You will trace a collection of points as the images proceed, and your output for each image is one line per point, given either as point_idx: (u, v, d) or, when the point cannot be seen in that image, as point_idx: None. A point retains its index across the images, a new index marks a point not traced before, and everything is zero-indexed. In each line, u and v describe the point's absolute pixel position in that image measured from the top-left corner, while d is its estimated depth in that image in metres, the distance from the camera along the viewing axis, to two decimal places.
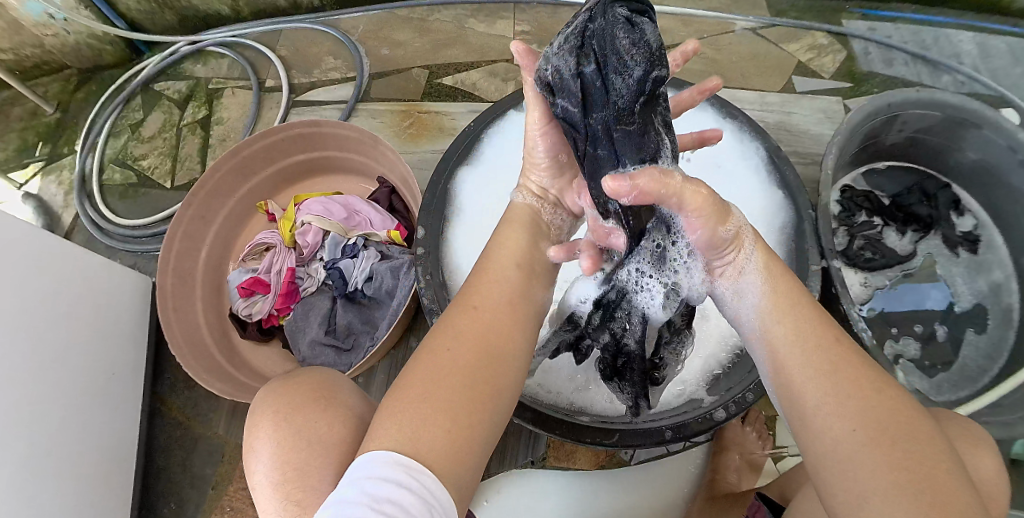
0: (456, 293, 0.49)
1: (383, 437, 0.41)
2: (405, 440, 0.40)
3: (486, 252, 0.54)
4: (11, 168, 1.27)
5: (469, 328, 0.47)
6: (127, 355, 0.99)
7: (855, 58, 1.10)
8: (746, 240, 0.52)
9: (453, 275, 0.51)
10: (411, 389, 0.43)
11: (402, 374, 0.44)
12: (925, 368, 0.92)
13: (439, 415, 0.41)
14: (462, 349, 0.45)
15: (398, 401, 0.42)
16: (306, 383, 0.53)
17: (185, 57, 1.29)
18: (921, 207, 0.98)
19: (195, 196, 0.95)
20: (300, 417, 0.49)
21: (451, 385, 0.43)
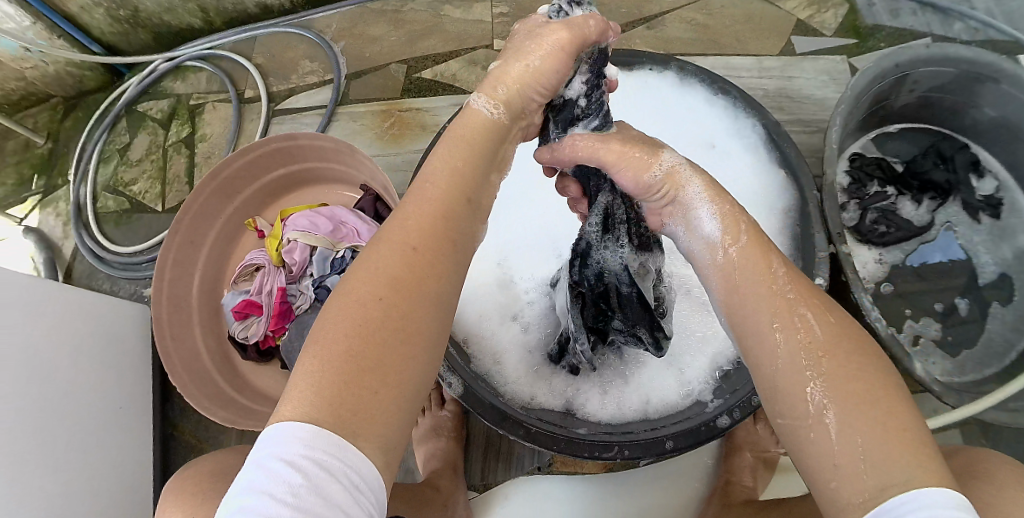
0: (411, 233, 0.42)
1: (296, 386, 0.37)
2: (315, 397, 0.36)
3: (444, 182, 0.46)
4: (10, 203, 1.28)
5: (395, 255, 0.41)
6: (134, 388, 1.00)
7: (858, 10, 1.02)
8: (683, 179, 0.51)
9: (421, 205, 0.44)
10: (329, 329, 0.38)
11: (328, 314, 0.39)
12: (947, 346, 0.87)
13: (347, 359, 0.37)
14: (407, 293, 0.40)
15: (316, 348, 0.38)
16: (201, 469, 0.59)
17: (164, 75, 1.27)
18: (938, 172, 0.93)
19: (181, 221, 0.93)
20: (181, 509, 0.55)
21: (369, 327, 0.38)
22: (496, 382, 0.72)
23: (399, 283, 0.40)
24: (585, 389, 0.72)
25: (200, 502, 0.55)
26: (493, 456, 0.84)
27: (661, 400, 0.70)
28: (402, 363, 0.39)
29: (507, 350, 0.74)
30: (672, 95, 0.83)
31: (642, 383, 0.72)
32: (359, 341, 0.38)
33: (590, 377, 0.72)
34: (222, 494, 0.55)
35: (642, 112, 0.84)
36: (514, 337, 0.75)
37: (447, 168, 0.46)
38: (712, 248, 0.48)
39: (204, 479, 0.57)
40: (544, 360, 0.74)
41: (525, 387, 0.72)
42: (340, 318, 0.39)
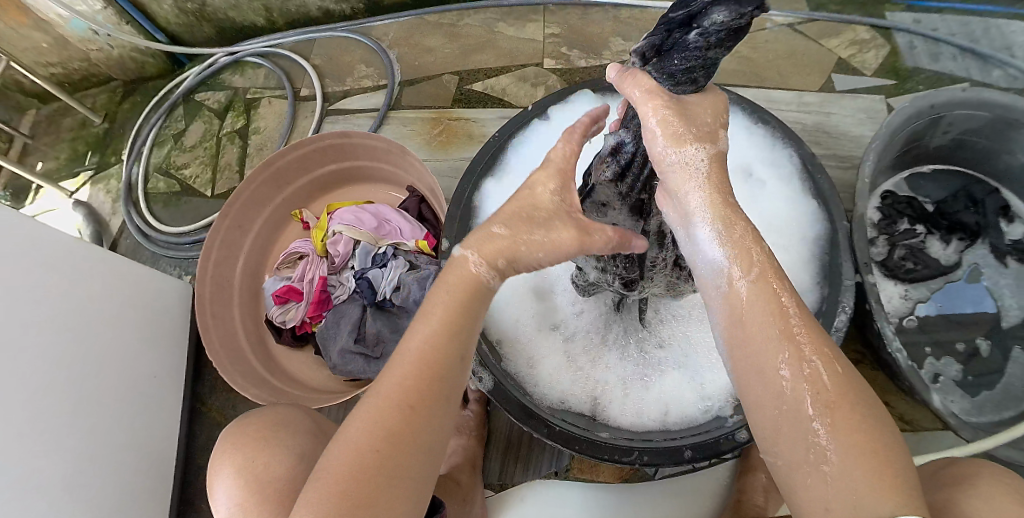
0: (432, 336, 0.46)
1: (316, 485, 0.44)
2: (328, 502, 0.42)
3: (470, 289, 0.48)
4: (63, 176, 1.35)
5: (390, 413, 0.44)
6: (167, 360, 1.05)
7: (899, 53, 1.05)
8: (692, 175, 0.49)
9: (449, 306, 0.47)
10: (328, 473, 0.43)
11: (354, 415, 0.45)
12: (968, 387, 0.88)
13: (360, 467, 0.43)
14: (416, 400, 0.45)
15: (342, 447, 0.44)
16: (258, 420, 0.62)
17: (223, 68, 1.33)
18: (967, 214, 0.94)
19: (232, 205, 0.98)
20: (246, 453, 0.59)
21: (385, 437, 0.43)
22: (526, 383, 0.74)
23: (390, 440, 0.43)
24: (610, 396, 0.74)
25: (264, 449, 0.59)
26: (512, 458, 0.86)
27: (683, 412, 0.72)
28: (392, 508, 0.43)
29: (540, 353, 0.77)
30: None
31: (665, 394, 0.73)
32: (373, 453, 0.43)
33: (615, 384, 0.75)
34: (283, 447, 0.59)
35: None
36: (546, 341, 0.78)
37: (445, 310, 0.47)
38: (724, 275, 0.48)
39: (266, 427, 0.61)
40: (574, 364, 0.76)
41: (556, 390, 0.74)
42: (336, 464, 0.43)
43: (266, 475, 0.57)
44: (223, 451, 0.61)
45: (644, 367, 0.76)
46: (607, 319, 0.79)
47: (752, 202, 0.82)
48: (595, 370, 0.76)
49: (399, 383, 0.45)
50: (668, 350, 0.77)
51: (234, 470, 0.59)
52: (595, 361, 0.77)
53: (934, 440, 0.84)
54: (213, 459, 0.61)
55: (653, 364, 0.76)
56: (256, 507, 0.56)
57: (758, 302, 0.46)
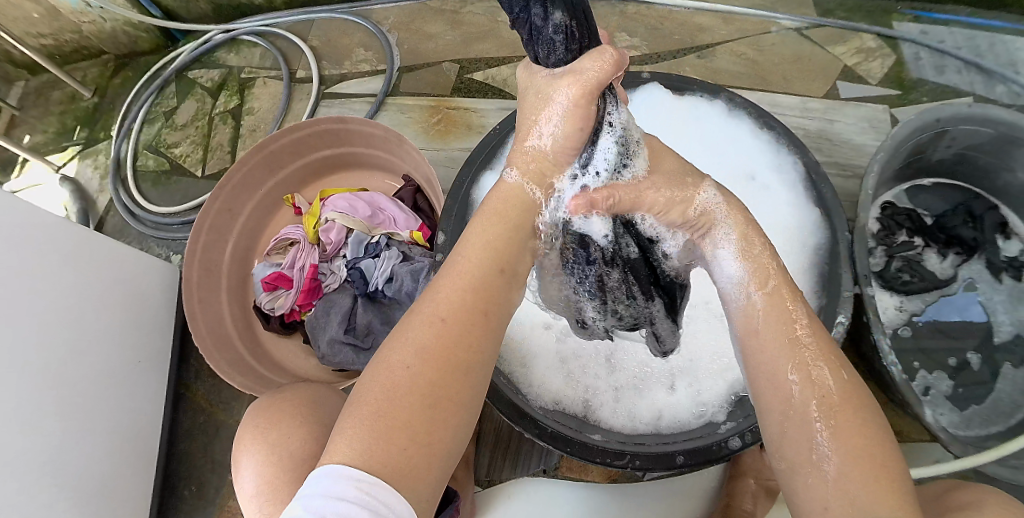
0: (486, 257, 0.49)
1: (357, 410, 0.43)
2: (371, 424, 0.41)
3: (514, 207, 0.53)
4: (50, 150, 1.32)
5: (433, 337, 0.45)
6: (152, 344, 1.03)
7: (904, 63, 1.04)
8: (716, 216, 0.55)
9: (491, 226, 0.52)
10: (369, 397, 0.43)
11: (397, 342, 0.45)
12: (957, 400, 0.88)
13: (403, 391, 0.42)
14: (468, 323, 0.46)
15: (383, 373, 0.44)
16: (292, 399, 0.62)
17: (219, 45, 1.30)
18: (965, 229, 0.94)
19: (222, 188, 0.96)
20: (280, 430, 0.58)
21: (434, 361, 0.44)
22: (520, 384, 0.73)
23: (434, 363, 0.44)
24: (603, 399, 0.73)
25: (298, 426, 0.58)
26: (500, 454, 0.85)
27: (676, 417, 0.71)
28: (435, 430, 0.42)
29: (534, 351, 0.76)
30: (719, 126, 0.85)
31: (659, 398, 0.73)
32: (421, 374, 0.43)
33: (610, 388, 0.74)
34: (319, 427, 0.59)
35: (684, 138, 0.86)
36: (541, 341, 0.77)
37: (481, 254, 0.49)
38: (741, 287, 0.51)
39: (299, 406, 0.61)
40: (568, 365, 0.75)
41: (550, 391, 0.73)
42: (373, 384, 0.43)
43: (302, 451, 0.56)
44: (252, 428, 0.60)
45: (641, 372, 0.75)
46: None
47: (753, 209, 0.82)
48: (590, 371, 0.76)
49: (443, 311, 0.46)
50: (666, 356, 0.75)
51: (264, 446, 0.57)
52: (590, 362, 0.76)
53: (922, 451, 0.85)
54: (241, 437, 0.61)
55: (651, 370, 0.74)
56: (286, 483, 0.54)
57: (773, 310, 0.49)
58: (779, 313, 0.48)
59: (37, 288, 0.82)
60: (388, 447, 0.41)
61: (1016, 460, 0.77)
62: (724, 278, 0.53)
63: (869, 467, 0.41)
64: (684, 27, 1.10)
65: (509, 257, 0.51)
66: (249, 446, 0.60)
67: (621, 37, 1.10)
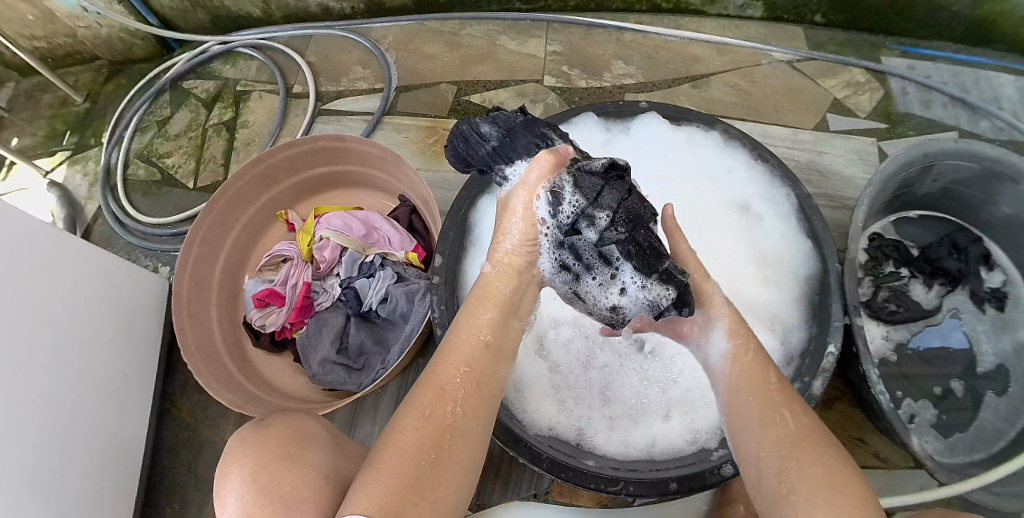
0: (475, 335, 0.58)
1: (375, 471, 0.48)
2: (388, 481, 0.47)
3: (500, 290, 0.62)
4: (38, 156, 1.30)
5: (443, 406, 0.52)
6: (139, 356, 1.01)
7: (892, 98, 1.07)
8: (716, 312, 0.65)
9: (479, 300, 0.61)
10: (386, 456, 0.49)
11: (405, 411, 0.52)
12: (941, 428, 0.90)
13: (412, 451, 0.49)
14: (464, 393, 0.54)
15: (394, 439, 0.50)
16: (279, 431, 0.61)
17: (215, 56, 1.30)
18: (950, 260, 0.97)
19: (216, 202, 0.95)
20: (269, 471, 0.57)
21: (436, 423, 0.51)
22: (514, 409, 0.73)
23: (439, 427, 0.51)
24: (597, 427, 0.73)
25: (290, 468, 0.57)
26: (490, 476, 0.86)
27: (670, 444, 0.71)
28: (439, 488, 0.48)
29: (529, 378, 0.76)
30: (713, 156, 0.87)
31: (654, 425, 0.73)
32: (426, 434, 0.50)
33: (604, 418, 0.74)
34: (310, 467, 0.58)
35: (681, 168, 0.87)
36: (536, 368, 0.77)
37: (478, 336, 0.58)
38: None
39: (287, 442, 0.60)
40: (562, 393, 0.76)
41: (544, 416, 0.73)
42: (388, 450, 0.49)
43: (293, 495, 0.55)
44: (239, 462, 0.58)
45: (637, 404, 0.75)
46: (592, 353, 0.79)
47: (746, 239, 0.83)
48: (584, 398, 0.76)
49: (447, 383, 0.54)
50: (662, 388, 0.76)
51: (251, 491, 0.56)
52: (584, 387, 0.77)
53: (907, 479, 0.86)
54: (225, 467, 0.58)
55: (647, 401, 0.75)
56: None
57: (746, 380, 0.58)
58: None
59: (21, 301, 0.81)
60: (398, 503, 0.46)
61: (1000, 487, 0.79)
62: (711, 355, 0.64)
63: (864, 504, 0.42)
64: (679, 56, 1.12)
65: (501, 342, 0.60)
66: (235, 479, 0.57)
67: (618, 63, 1.12)
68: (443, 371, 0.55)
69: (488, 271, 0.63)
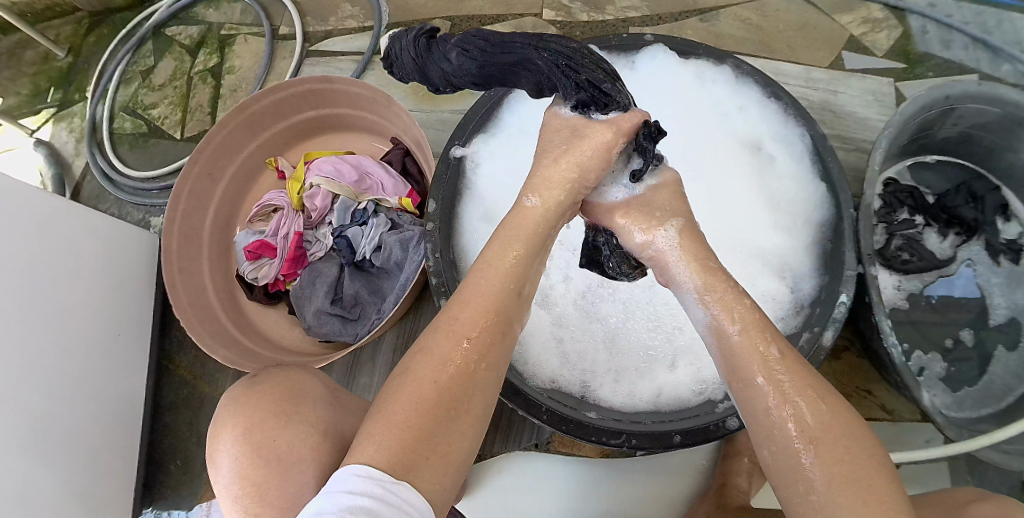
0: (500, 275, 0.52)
1: (385, 420, 0.44)
2: (401, 430, 0.44)
3: (529, 228, 0.54)
4: (22, 112, 1.26)
5: (455, 347, 0.48)
6: (133, 317, 0.99)
7: (911, 35, 1.00)
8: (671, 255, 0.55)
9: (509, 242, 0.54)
10: (392, 406, 0.45)
11: (423, 355, 0.48)
12: (950, 381, 0.87)
13: (424, 403, 0.45)
14: (486, 336, 0.49)
15: (407, 385, 0.46)
16: (272, 389, 0.58)
17: (198, 1, 1.23)
18: (966, 209, 0.92)
19: (202, 151, 0.91)
20: (263, 430, 0.55)
21: (456, 377, 0.47)
22: (514, 360, 0.71)
23: (452, 374, 0.47)
24: (602, 379, 0.71)
25: (286, 426, 0.55)
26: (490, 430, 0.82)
27: (675, 393, 0.69)
28: (451, 440, 0.45)
29: (529, 328, 0.73)
30: (723, 94, 0.82)
31: (659, 375, 0.71)
32: (443, 387, 0.46)
33: (610, 370, 0.71)
34: (306, 423, 0.55)
35: (688, 105, 0.83)
36: (536, 319, 0.74)
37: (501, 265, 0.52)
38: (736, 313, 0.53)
39: (280, 396, 0.57)
40: (564, 345, 0.73)
41: (546, 368, 0.71)
42: (400, 403, 0.45)
43: (290, 454, 0.53)
44: (232, 422, 0.56)
45: (644, 356, 0.72)
46: (596, 301, 0.76)
47: (758, 182, 0.79)
48: (587, 346, 0.73)
49: (469, 319, 0.50)
50: (670, 337, 0.73)
51: (244, 449, 0.54)
52: (587, 336, 0.74)
53: (916, 431, 0.84)
54: (218, 428, 0.57)
55: (655, 352, 0.72)
56: (278, 487, 0.53)
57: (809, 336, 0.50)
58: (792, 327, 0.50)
59: (5, 260, 0.78)
60: (409, 461, 0.42)
61: (1007, 444, 0.76)
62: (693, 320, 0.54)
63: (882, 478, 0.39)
64: None
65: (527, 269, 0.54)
66: (225, 441, 0.56)
67: None
68: (460, 309, 0.50)
69: (532, 202, 0.55)
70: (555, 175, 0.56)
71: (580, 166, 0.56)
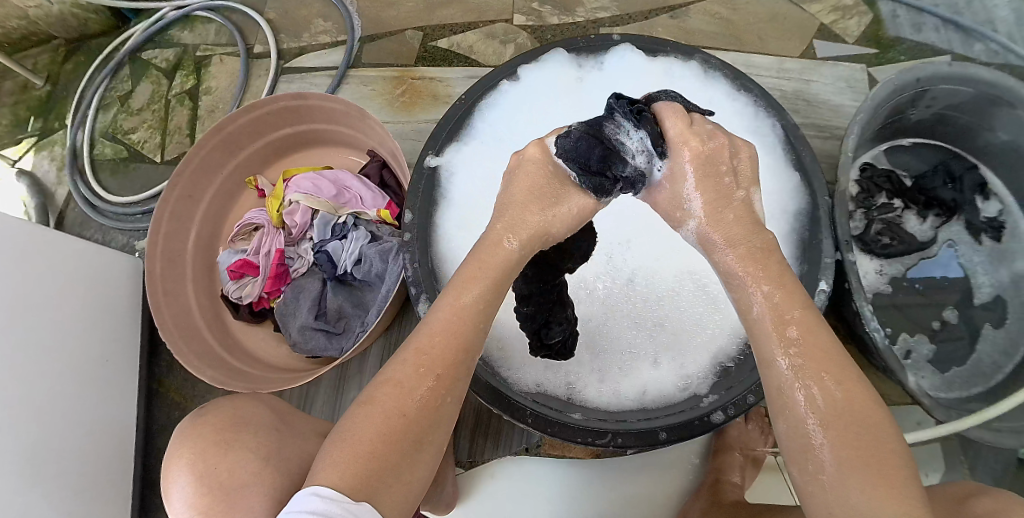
0: (467, 313, 0.50)
1: (351, 446, 0.44)
2: (366, 458, 0.44)
3: (496, 259, 0.53)
4: (4, 144, 1.25)
5: (421, 383, 0.47)
6: (120, 342, 0.98)
7: (882, 21, 1.01)
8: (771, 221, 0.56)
9: (472, 274, 0.52)
10: (359, 433, 0.45)
11: (381, 386, 0.47)
12: (938, 363, 0.88)
13: (386, 431, 0.45)
14: (448, 366, 0.48)
15: (373, 414, 0.46)
16: (216, 419, 0.58)
17: (172, 23, 1.23)
18: (945, 190, 0.92)
19: (180, 174, 0.92)
20: (206, 458, 0.54)
21: (426, 415, 0.46)
22: (497, 365, 0.70)
23: (422, 408, 0.46)
24: (587, 380, 0.71)
25: (224, 453, 0.55)
26: (481, 434, 0.82)
27: (660, 390, 0.69)
28: (407, 471, 0.45)
29: (509, 333, 0.72)
30: (692, 86, 0.80)
31: (642, 372, 0.71)
32: (411, 422, 0.45)
33: (593, 371, 0.71)
34: (247, 449, 0.56)
35: None
36: (518, 324, 0.73)
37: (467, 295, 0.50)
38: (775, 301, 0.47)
39: (222, 425, 0.57)
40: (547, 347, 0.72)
41: (530, 372, 0.71)
42: (362, 430, 0.45)
43: (230, 480, 0.53)
44: (178, 454, 0.56)
45: (627, 354, 0.72)
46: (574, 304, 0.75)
47: None
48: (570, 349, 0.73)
49: (423, 344, 0.49)
50: (652, 333, 0.73)
51: (186, 480, 0.54)
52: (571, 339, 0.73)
53: (905, 415, 0.85)
54: (167, 462, 0.56)
55: (637, 350, 0.72)
56: (220, 515, 0.52)
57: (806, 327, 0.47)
58: (790, 305, 0.47)
59: None
60: (371, 483, 0.43)
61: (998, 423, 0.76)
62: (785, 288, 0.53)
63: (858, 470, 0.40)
64: None
65: (490, 299, 0.51)
66: (170, 473, 0.56)
67: None
68: (429, 340, 0.48)
69: (512, 245, 0.53)
70: (523, 211, 0.55)
71: (555, 219, 0.56)
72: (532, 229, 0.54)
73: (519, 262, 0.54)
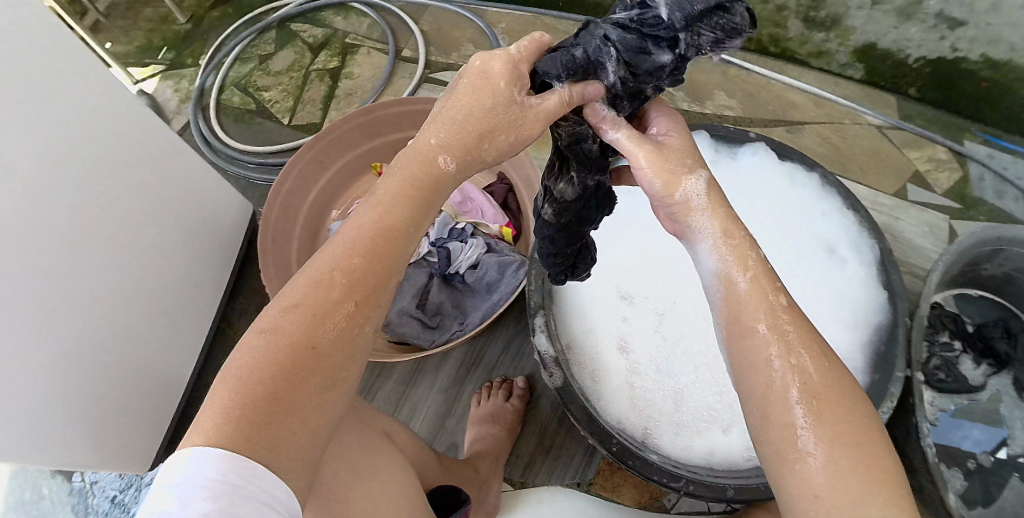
0: (371, 219, 0.46)
1: (242, 360, 0.40)
2: (253, 374, 0.40)
3: (420, 173, 0.49)
4: (132, 63, 1.35)
5: (306, 292, 0.43)
6: (210, 273, 1.03)
7: (969, 181, 1.10)
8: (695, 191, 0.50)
9: (403, 186, 0.48)
10: (248, 346, 0.41)
11: (289, 291, 0.44)
12: (967, 500, 0.92)
13: (272, 351, 0.41)
14: (358, 278, 0.44)
15: (271, 329, 0.42)
16: None
17: (327, 6, 1.33)
18: (1001, 342, 0.98)
19: (319, 140, 0.98)
20: None
21: (307, 324, 0.42)
22: (590, 394, 0.78)
23: (310, 318, 0.42)
24: (663, 430, 0.76)
25: None
26: (540, 459, 0.88)
27: (729, 454, 0.74)
28: (308, 403, 0.40)
29: (607, 369, 0.80)
30: (810, 198, 0.91)
31: (715, 435, 0.76)
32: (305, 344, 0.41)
33: (671, 423, 0.77)
34: None
35: (782, 198, 0.93)
36: (615, 363, 0.80)
37: (386, 203, 0.47)
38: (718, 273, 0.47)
39: None
40: (635, 390, 0.79)
41: (617, 408, 0.77)
42: (252, 343, 0.41)
43: None
44: None
45: (706, 414, 0.77)
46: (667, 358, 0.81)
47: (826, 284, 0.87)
48: (655, 397, 0.78)
49: (339, 256, 0.45)
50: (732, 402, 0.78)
51: None
52: (657, 389, 0.79)
53: None
54: None
55: (715, 413, 0.77)
56: None
57: None
58: (759, 293, 0.45)
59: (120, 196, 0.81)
60: (268, 419, 0.38)
61: None
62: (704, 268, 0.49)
63: (853, 465, 0.37)
64: (778, 100, 1.17)
65: (414, 217, 0.48)
66: None
67: (719, 94, 1.19)
68: (330, 253, 0.44)
69: (447, 163, 0.50)
70: (456, 113, 0.51)
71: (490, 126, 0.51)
72: (461, 143, 0.51)
73: (450, 180, 0.51)
